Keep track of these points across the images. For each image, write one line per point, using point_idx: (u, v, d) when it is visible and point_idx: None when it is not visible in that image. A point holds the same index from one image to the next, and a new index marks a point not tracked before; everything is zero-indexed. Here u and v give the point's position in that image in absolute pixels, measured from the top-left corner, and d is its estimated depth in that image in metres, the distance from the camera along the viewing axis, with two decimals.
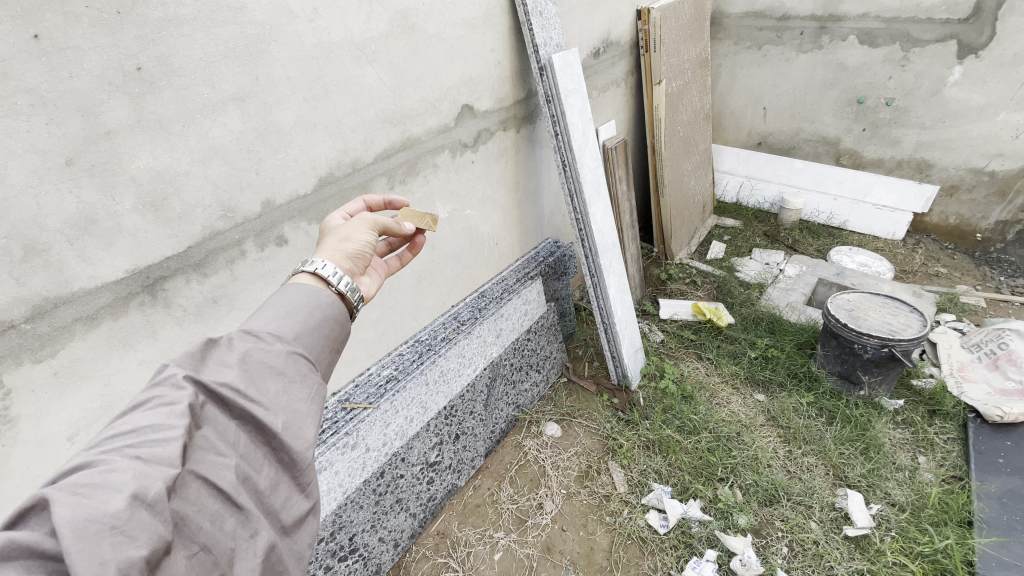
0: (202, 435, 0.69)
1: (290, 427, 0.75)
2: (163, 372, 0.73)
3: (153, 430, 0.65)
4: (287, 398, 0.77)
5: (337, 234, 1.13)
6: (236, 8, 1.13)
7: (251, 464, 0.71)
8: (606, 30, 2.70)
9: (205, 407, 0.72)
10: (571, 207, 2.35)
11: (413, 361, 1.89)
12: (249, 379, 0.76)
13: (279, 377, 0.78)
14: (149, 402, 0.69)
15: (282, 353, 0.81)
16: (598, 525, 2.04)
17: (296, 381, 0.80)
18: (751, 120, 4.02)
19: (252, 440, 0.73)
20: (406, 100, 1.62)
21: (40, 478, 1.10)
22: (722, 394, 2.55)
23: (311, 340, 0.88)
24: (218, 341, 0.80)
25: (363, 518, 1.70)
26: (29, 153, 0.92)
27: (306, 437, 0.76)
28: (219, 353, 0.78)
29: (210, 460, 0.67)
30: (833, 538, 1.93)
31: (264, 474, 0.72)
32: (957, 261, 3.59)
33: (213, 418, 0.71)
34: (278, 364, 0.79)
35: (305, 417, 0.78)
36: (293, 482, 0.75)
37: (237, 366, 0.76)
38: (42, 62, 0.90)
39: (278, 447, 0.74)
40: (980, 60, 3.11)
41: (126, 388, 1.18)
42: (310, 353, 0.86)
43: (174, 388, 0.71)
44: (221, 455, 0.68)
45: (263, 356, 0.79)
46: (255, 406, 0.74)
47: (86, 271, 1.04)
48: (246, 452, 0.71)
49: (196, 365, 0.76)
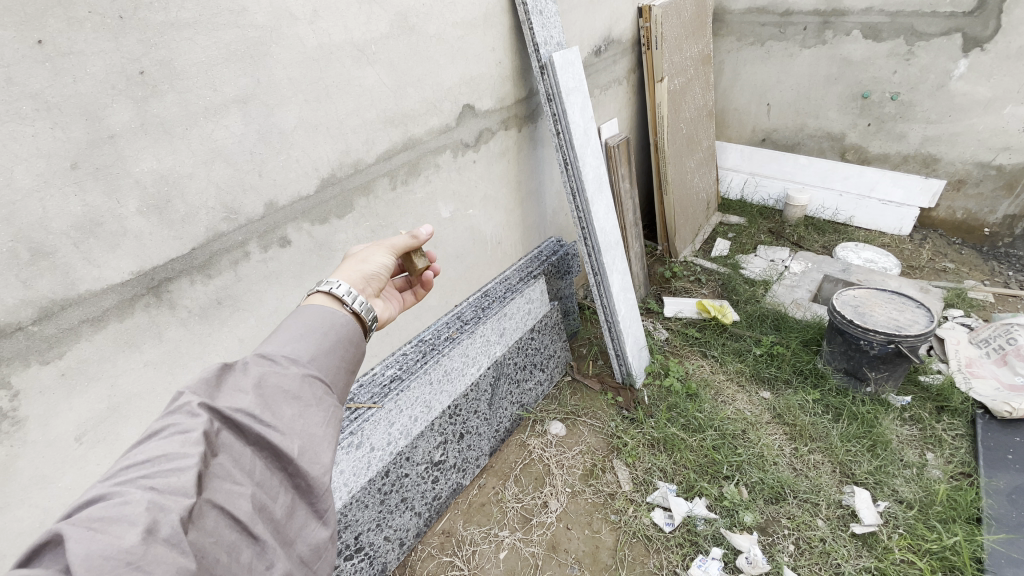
0: (218, 463, 0.69)
1: (306, 452, 0.76)
2: (179, 400, 0.74)
3: (167, 460, 0.65)
4: (302, 422, 0.78)
5: (356, 256, 1.18)
6: (237, 11, 1.14)
7: (267, 492, 0.71)
8: (607, 28, 2.69)
9: (220, 433, 0.72)
10: (573, 204, 2.34)
11: (416, 360, 1.91)
12: (264, 404, 0.77)
13: (294, 401, 0.79)
14: (163, 430, 0.69)
15: (298, 376, 0.82)
16: (604, 523, 2.04)
17: (312, 404, 0.81)
18: (755, 117, 4.00)
19: (269, 467, 0.73)
20: (407, 100, 1.63)
21: (49, 478, 1.11)
22: (727, 392, 2.54)
23: (326, 361, 0.89)
24: (232, 365, 0.81)
25: (368, 517, 1.71)
26: (34, 157, 0.93)
27: (322, 461, 0.77)
28: (234, 378, 0.79)
29: (226, 489, 0.67)
30: (840, 535, 1.92)
31: (280, 501, 0.72)
32: (965, 256, 3.55)
33: (229, 445, 0.72)
34: (293, 389, 0.81)
35: (321, 440, 0.79)
36: (310, 508, 0.76)
37: (252, 391, 0.77)
38: (46, 68, 0.92)
39: (294, 473, 0.75)
40: (986, 53, 3.08)
41: (132, 389, 1.20)
42: (325, 374, 0.88)
43: (189, 415, 0.71)
44: (237, 483, 0.69)
45: (278, 380, 0.80)
46: (271, 432, 0.75)
47: (92, 273, 1.06)
48: (262, 480, 0.72)
49: (211, 391, 0.76)
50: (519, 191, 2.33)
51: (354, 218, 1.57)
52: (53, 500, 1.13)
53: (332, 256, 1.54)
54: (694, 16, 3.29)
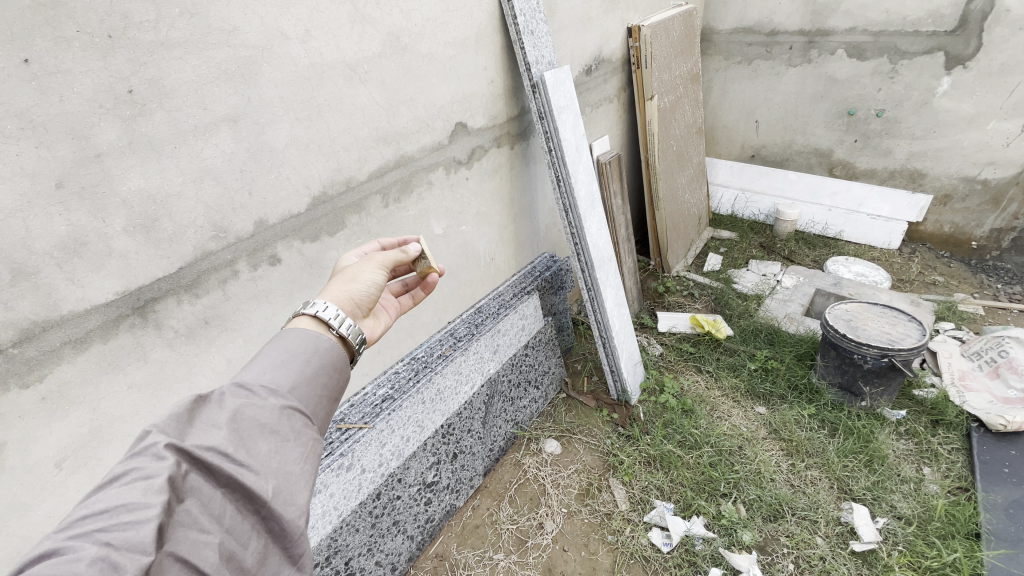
0: (184, 510, 0.66)
1: (281, 493, 0.74)
2: (145, 440, 0.70)
3: (126, 511, 0.61)
4: (278, 459, 0.76)
5: (345, 274, 1.15)
6: (228, 31, 1.14)
7: (237, 539, 0.69)
8: (598, 47, 2.73)
9: (188, 476, 0.69)
10: (566, 221, 2.34)
11: (409, 379, 1.89)
12: (239, 441, 0.74)
13: (271, 436, 0.77)
14: (125, 475, 0.65)
15: (275, 409, 0.81)
16: (601, 544, 2.00)
17: (289, 439, 0.79)
18: (744, 133, 4.06)
19: (241, 510, 0.71)
20: (399, 118, 1.63)
21: (25, 506, 1.07)
22: (722, 407, 2.53)
23: (308, 391, 0.88)
24: (207, 397, 0.79)
25: (358, 542, 1.66)
26: (19, 177, 0.91)
27: (298, 502, 0.75)
28: (209, 411, 0.77)
29: (192, 538, 0.64)
30: (840, 554, 1.89)
31: (251, 549, 0.70)
32: (954, 270, 3.60)
33: (197, 488, 0.69)
34: (270, 422, 0.79)
35: (297, 480, 0.76)
36: (283, 553, 0.74)
37: (227, 426, 0.75)
38: (32, 87, 0.90)
39: (267, 516, 0.72)
40: (968, 70, 3.16)
41: (115, 413, 1.16)
42: (306, 405, 0.86)
43: (154, 457, 0.68)
44: (204, 531, 0.66)
45: (255, 413, 0.78)
46: (244, 472, 0.72)
47: (75, 293, 1.03)
48: (232, 525, 0.69)
49: (182, 428, 0.74)
50: (512, 207, 2.34)
51: (346, 235, 1.56)
52: (33, 529, 1.09)
53: (324, 273, 1.53)
54: (682, 35, 3.35)
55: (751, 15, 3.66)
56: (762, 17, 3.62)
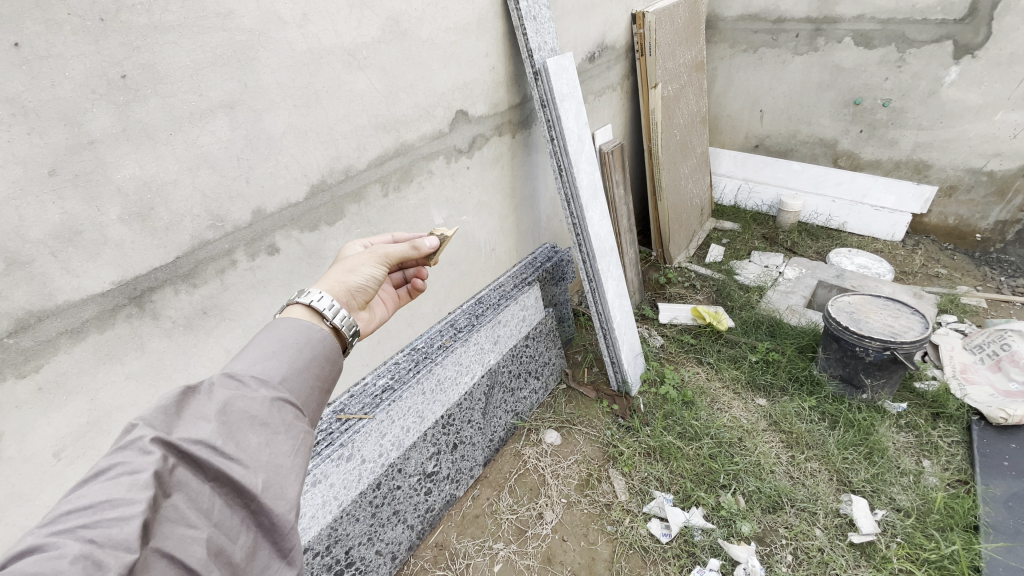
0: (171, 505, 0.65)
1: (271, 487, 0.72)
2: (131, 433, 0.69)
3: (111, 507, 0.60)
4: (268, 453, 0.75)
5: (344, 264, 1.14)
6: (224, 15, 1.11)
7: (226, 534, 0.67)
8: (602, 34, 2.69)
9: (175, 470, 0.68)
10: (568, 211, 2.31)
11: (409, 369, 1.88)
12: (228, 434, 0.73)
13: (261, 428, 0.77)
14: (111, 470, 0.65)
15: (265, 401, 0.79)
16: (600, 534, 2.01)
17: (279, 432, 0.78)
18: (749, 123, 4.01)
19: (229, 504, 0.70)
20: (399, 105, 1.60)
21: (24, 496, 1.06)
22: (723, 399, 2.52)
23: (299, 383, 0.87)
24: (195, 389, 0.78)
25: (359, 531, 1.67)
26: (10, 163, 0.89)
27: (288, 497, 0.73)
28: (197, 404, 0.76)
29: (179, 534, 0.63)
30: (838, 545, 1.90)
31: (240, 543, 0.68)
32: (957, 262, 3.58)
33: (184, 483, 0.68)
34: (260, 415, 0.78)
35: (287, 473, 0.75)
36: (274, 547, 0.72)
37: (215, 419, 0.74)
38: (22, 71, 0.88)
39: (257, 510, 0.71)
40: (977, 60, 3.11)
41: (113, 403, 1.16)
42: (297, 397, 0.85)
43: (139, 452, 0.67)
44: (192, 527, 0.65)
45: (245, 405, 0.77)
46: (233, 466, 0.71)
47: (70, 283, 1.02)
48: (220, 520, 0.68)
49: (169, 423, 0.72)
50: (513, 197, 2.32)
51: (346, 225, 1.55)
52: (30, 518, 1.08)
53: (323, 262, 1.51)
54: (687, 22, 3.29)
55: (757, 2, 3.60)
56: (769, 3, 3.56)
